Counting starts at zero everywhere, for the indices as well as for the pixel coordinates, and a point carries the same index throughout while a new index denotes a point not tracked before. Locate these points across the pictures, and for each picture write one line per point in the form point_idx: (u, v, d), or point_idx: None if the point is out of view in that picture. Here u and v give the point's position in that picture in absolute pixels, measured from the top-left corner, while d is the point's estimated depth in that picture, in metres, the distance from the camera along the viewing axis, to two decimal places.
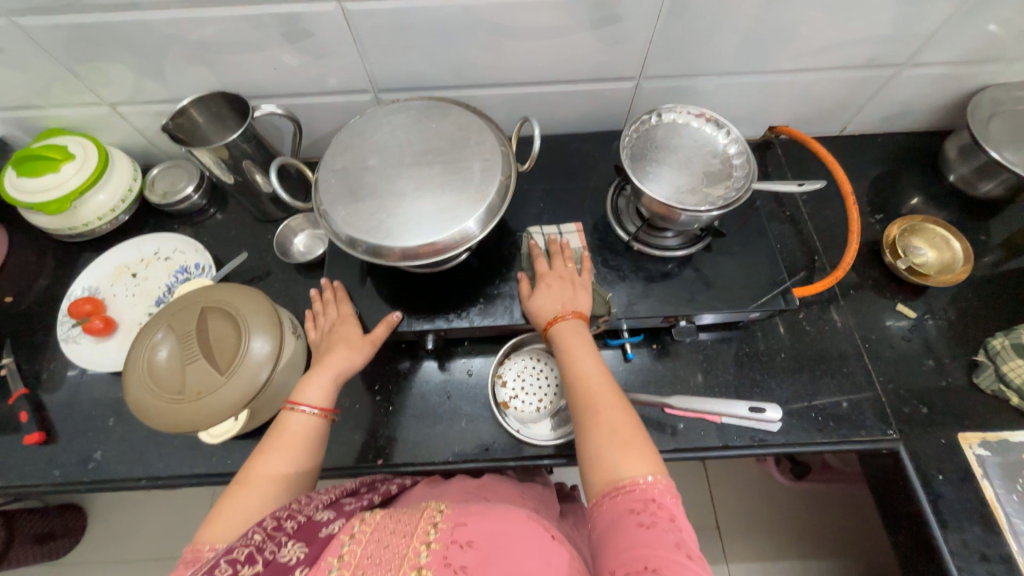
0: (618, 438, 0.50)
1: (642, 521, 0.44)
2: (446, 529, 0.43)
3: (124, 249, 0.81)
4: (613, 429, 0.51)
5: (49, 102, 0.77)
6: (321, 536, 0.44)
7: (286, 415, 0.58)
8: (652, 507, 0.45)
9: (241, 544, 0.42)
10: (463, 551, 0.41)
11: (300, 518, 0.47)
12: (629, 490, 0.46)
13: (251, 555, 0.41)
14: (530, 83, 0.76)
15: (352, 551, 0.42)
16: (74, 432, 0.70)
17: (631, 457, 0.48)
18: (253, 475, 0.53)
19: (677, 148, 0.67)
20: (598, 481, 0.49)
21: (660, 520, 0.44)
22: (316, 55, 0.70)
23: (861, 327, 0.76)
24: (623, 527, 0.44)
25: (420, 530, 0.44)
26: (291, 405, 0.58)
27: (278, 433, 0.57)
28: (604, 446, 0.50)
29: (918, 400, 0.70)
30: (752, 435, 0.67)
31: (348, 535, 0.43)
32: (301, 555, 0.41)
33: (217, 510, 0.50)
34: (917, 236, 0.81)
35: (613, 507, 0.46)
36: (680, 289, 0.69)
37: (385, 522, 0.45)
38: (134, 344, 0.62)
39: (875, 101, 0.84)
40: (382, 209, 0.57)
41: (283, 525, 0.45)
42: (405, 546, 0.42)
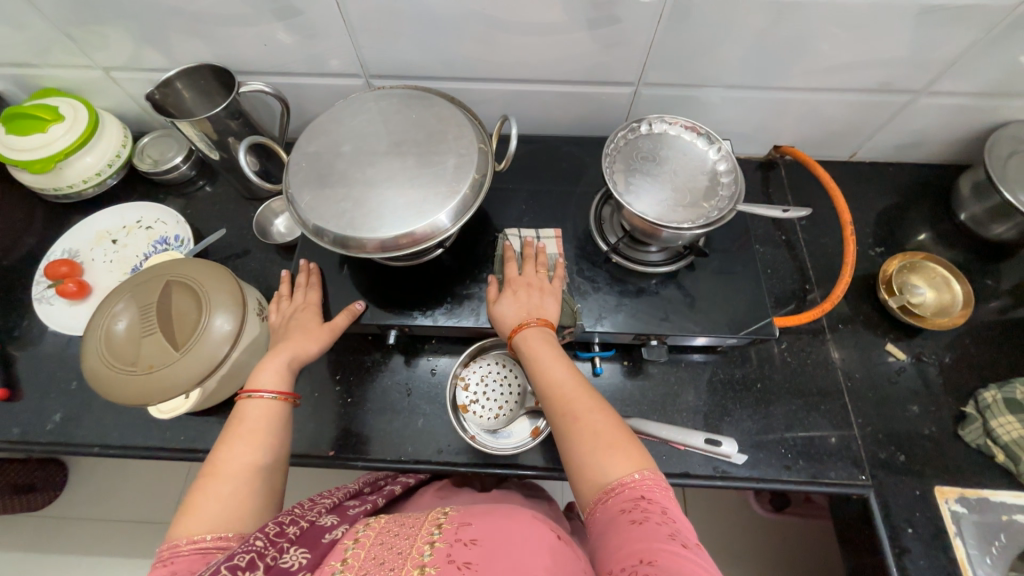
0: (598, 442, 0.48)
1: (633, 519, 0.42)
2: (450, 529, 0.45)
3: (108, 215, 0.81)
4: (592, 434, 0.49)
5: (44, 62, 0.77)
6: (323, 542, 0.45)
7: (243, 404, 0.56)
8: (643, 504, 0.43)
9: (242, 550, 0.41)
10: (467, 548, 0.42)
11: (303, 523, 0.48)
12: (618, 492, 0.45)
13: (252, 561, 0.40)
14: (524, 80, 0.74)
15: (355, 554, 0.43)
16: (38, 392, 0.70)
17: (615, 458, 0.47)
18: (222, 465, 0.50)
19: (666, 160, 0.65)
20: (587, 489, 0.47)
21: (652, 515, 0.42)
22: (307, 34, 0.69)
23: (846, 365, 0.72)
24: (615, 528, 0.42)
25: (424, 531, 0.45)
26: (246, 394, 0.56)
27: (239, 423, 0.54)
28: (587, 452, 0.48)
29: (897, 446, 0.67)
30: (715, 466, 0.64)
31: (351, 541, 0.45)
32: (303, 561, 0.42)
33: (188, 505, 0.47)
34: (917, 274, 0.77)
35: (604, 512, 0.44)
36: (655, 307, 0.66)
37: (388, 526, 0.47)
38: (95, 312, 0.61)
39: (888, 129, 0.80)
40: (351, 197, 0.56)
41: (285, 532, 0.45)
42: (410, 546, 0.43)
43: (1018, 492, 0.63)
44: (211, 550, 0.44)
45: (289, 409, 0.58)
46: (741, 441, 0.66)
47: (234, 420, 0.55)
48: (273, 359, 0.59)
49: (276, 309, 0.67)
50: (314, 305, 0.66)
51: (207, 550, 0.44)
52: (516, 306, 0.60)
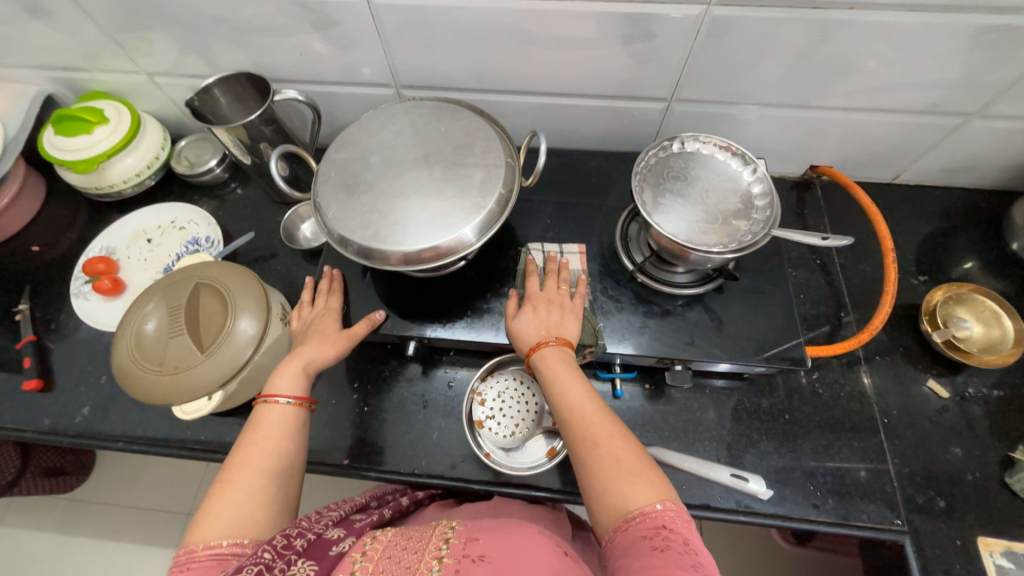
0: (618, 468, 0.46)
1: (655, 545, 0.40)
2: (457, 545, 0.45)
3: (144, 214, 0.84)
4: (612, 460, 0.47)
5: (94, 67, 0.80)
6: (331, 554, 0.45)
7: (262, 408, 0.57)
8: (665, 532, 0.41)
9: (251, 561, 0.40)
10: (475, 565, 0.42)
11: (309, 535, 0.46)
12: (638, 521, 0.43)
13: (261, 573, 0.39)
14: (555, 94, 0.73)
15: (363, 567, 0.44)
16: (69, 383, 0.73)
17: (636, 485, 0.45)
18: (236, 471, 0.50)
19: (699, 179, 0.63)
20: (605, 516, 0.45)
21: (674, 544, 0.40)
22: (342, 45, 0.70)
23: (882, 400, 0.69)
24: (635, 555, 0.40)
25: (432, 547, 0.46)
26: (263, 399, 0.57)
27: (257, 427, 0.55)
28: (606, 479, 0.46)
29: (936, 490, 0.62)
30: (738, 499, 0.62)
31: (359, 554, 0.45)
32: (313, 573, 0.42)
33: (203, 511, 0.47)
34: (962, 307, 0.72)
35: (623, 540, 0.43)
36: (681, 330, 0.64)
37: (394, 541, 0.48)
38: (127, 313, 0.63)
39: (936, 151, 0.76)
40: (376, 208, 0.56)
41: (293, 543, 0.44)
42: (417, 561, 0.44)
43: None
44: (226, 557, 0.44)
45: (305, 417, 0.58)
46: (767, 475, 0.63)
47: (253, 426, 0.55)
48: (290, 364, 0.59)
49: (298, 312, 0.68)
50: (333, 311, 0.66)
51: (222, 557, 0.44)
52: (537, 323, 0.59)
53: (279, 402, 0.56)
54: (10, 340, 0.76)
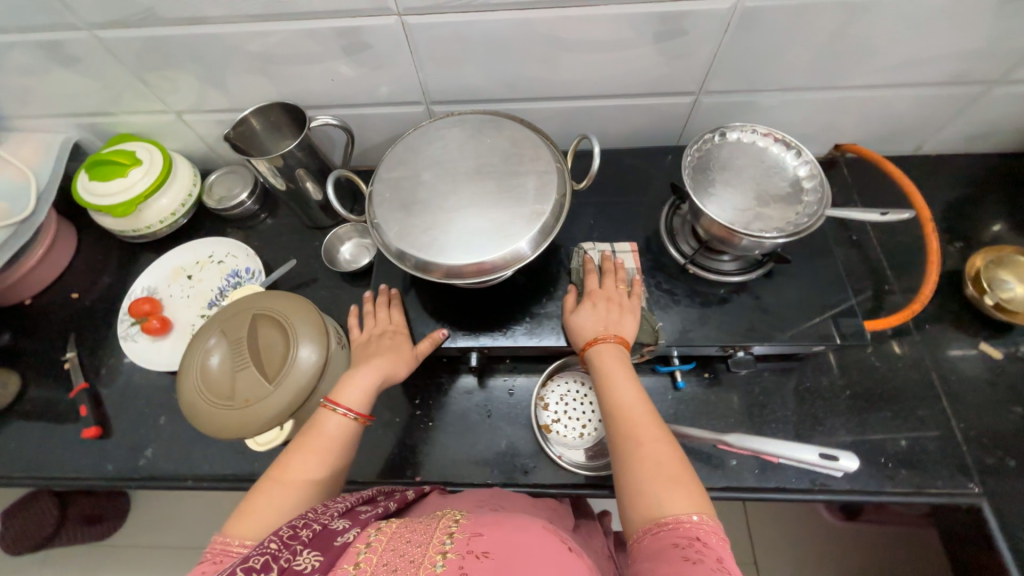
0: (658, 473, 0.46)
1: (687, 556, 0.39)
2: (462, 539, 0.41)
3: (181, 251, 0.84)
4: (654, 463, 0.47)
5: (120, 109, 0.80)
6: (335, 545, 0.41)
7: (322, 414, 0.57)
8: (697, 545, 0.41)
9: (257, 552, 0.40)
10: (479, 562, 0.38)
11: (316, 527, 0.44)
12: (671, 527, 0.42)
13: (267, 564, 0.39)
14: (585, 97, 0.75)
15: (367, 558, 0.39)
16: (128, 428, 0.72)
17: (674, 493, 0.45)
18: (285, 473, 0.52)
19: (742, 168, 0.64)
20: (635, 515, 0.45)
21: (707, 559, 0.39)
22: (373, 67, 0.70)
23: (937, 366, 0.70)
24: (663, 562, 0.40)
25: (436, 540, 0.41)
26: (329, 404, 0.57)
27: (313, 435, 0.55)
28: (645, 479, 0.47)
29: (1004, 450, 0.64)
30: (812, 479, 0.63)
31: (364, 545, 0.40)
32: (315, 564, 0.39)
33: (249, 505, 0.50)
34: (1005, 269, 0.74)
35: (653, 543, 0.42)
36: (739, 317, 0.65)
37: (400, 531, 0.43)
38: (189, 348, 0.63)
39: (958, 121, 0.78)
40: (435, 224, 0.57)
41: (299, 534, 0.43)
42: (421, 555, 0.39)
43: None
44: None
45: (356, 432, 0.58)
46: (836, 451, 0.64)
47: (306, 432, 0.56)
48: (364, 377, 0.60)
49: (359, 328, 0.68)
50: (400, 329, 0.66)
51: None
52: (591, 323, 0.60)
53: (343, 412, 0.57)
54: (63, 390, 0.76)
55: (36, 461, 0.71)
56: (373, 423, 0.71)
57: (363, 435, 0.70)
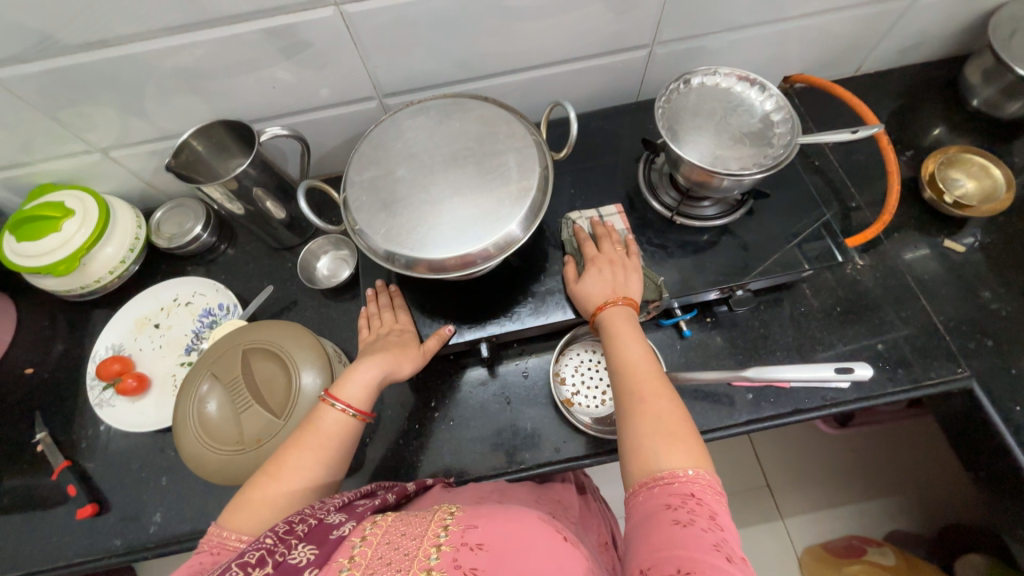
0: (659, 429, 0.47)
1: (678, 518, 0.40)
2: (457, 531, 0.41)
3: (141, 300, 0.77)
4: (656, 418, 0.48)
5: (34, 157, 0.72)
6: (331, 538, 0.41)
7: (320, 409, 0.54)
8: (691, 503, 0.41)
9: (250, 549, 0.40)
10: (473, 554, 0.39)
11: (311, 522, 0.44)
12: (667, 483, 0.43)
13: (262, 558, 0.39)
14: (541, 65, 0.73)
15: (362, 552, 0.39)
16: (128, 497, 0.67)
17: (673, 449, 0.45)
18: (281, 467, 0.50)
19: (711, 111, 0.64)
20: (634, 469, 0.46)
21: (699, 518, 0.40)
22: (315, 66, 0.66)
23: (910, 269, 0.74)
24: (657, 519, 0.41)
25: (431, 532, 0.41)
26: (329, 399, 0.54)
27: (311, 430, 0.52)
28: (644, 434, 0.47)
29: (981, 333, 0.69)
30: (823, 395, 0.67)
31: (359, 539, 0.41)
32: (311, 557, 0.39)
33: (244, 495, 0.49)
34: (954, 168, 0.80)
35: (649, 498, 0.43)
36: (731, 258, 0.67)
37: (395, 524, 0.43)
38: (179, 398, 0.59)
39: (891, 36, 0.82)
40: (423, 220, 0.54)
41: (296, 529, 0.42)
42: (416, 547, 0.40)
43: None
44: None
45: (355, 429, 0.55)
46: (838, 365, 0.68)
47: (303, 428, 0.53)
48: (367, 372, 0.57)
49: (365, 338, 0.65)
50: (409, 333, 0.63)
51: None
52: (595, 287, 0.60)
53: (342, 408, 0.54)
54: (41, 475, 0.69)
55: (31, 554, 0.65)
56: (393, 434, 0.69)
57: (384, 450, 0.68)
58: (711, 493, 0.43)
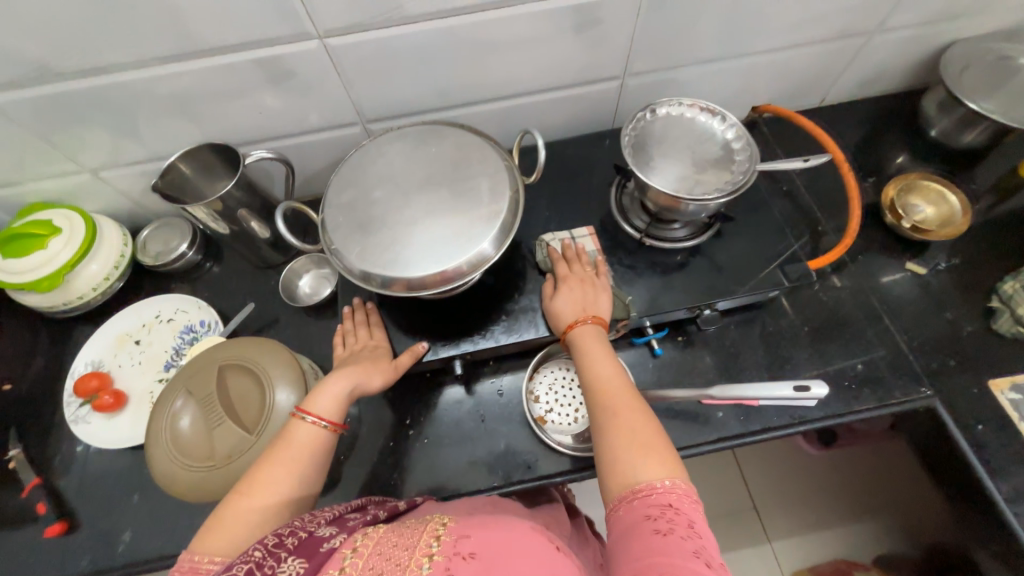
0: (634, 442, 0.48)
1: (658, 527, 0.41)
2: (448, 542, 0.41)
3: (124, 317, 0.78)
4: (629, 432, 0.49)
5: (25, 177, 0.74)
6: (321, 550, 0.41)
7: (292, 423, 0.55)
8: (669, 513, 0.42)
9: (240, 561, 0.39)
10: (466, 563, 0.39)
11: (301, 534, 0.43)
12: (646, 495, 0.44)
13: (250, 571, 0.38)
14: (518, 94, 0.76)
15: (354, 563, 0.39)
16: (98, 515, 0.66)
17: (648, 460, 0.46)
18: (255, 485, 0.50)
19: (677, 139, 0.68)
20: (613, 484, 0.47)
21: (678, 527, 0.41)
22: (300, 94, 0.69)
23: (875, 291, 0.77)
24: (637, 532, 0.41)
25: (423, 543, 0.42)
26: (299, 413, 0.55)
27: (284, 444, 0.53)
28: (620, 449, 0.48)
29: (943, 353, 0.71)
30: (791, 413, 0.68)
31: (350, 549, 0.41)
32: (302, 569, 0.38)
33: (217, 518, 0.48)
34: (913, 194, 0.84)
35: (628, 512, 0.44)
36: (699, 278, 0.69)
37: (387, 536, 0.43)
38: (154, 414, 0.59)
39: (851, 70, 0.86)
40: (396, 240, 0.56)
41: (284, 542, 0.42)
42: (409, 557, 0.40)
43: None
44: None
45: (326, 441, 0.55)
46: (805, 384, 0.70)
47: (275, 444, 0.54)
48: (338, 385, 0.58)
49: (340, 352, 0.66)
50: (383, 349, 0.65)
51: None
52: (566, 307, 0.62)
53: (313, 422, 0.55)
54: (10, 492, 0.68)
55: None
56: (368, 451, 0.69)
57: (358, 467, 0.69)
58: (688, 502, 0.43)
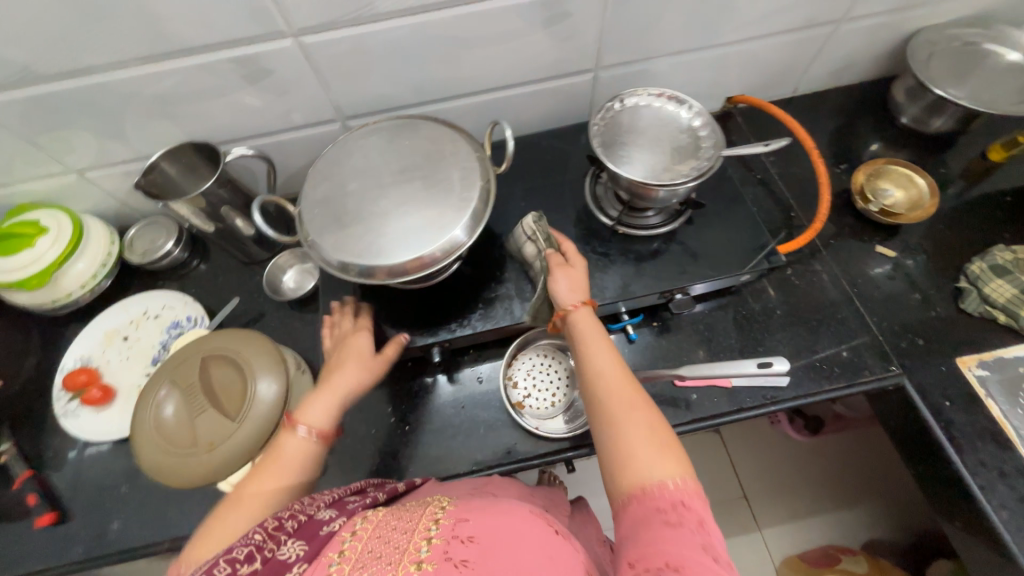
0: (642, 437, 0.47)
1: (669, 521, 0.41)
2: (447, 526, 0.43)
3: (112, 314, 0.80)
4: (637, 426, 0.48)
5: (13, 179, 0.75)
6: (321, 534, 0.43)
7: (282, 435, 0.55)
8: (683, 511, 0.42)
9: (241, 544, 0.42)
10: (464, 547, 0.41)
11: (301, 517, 0.46)
12: (658, 490, 0.44)
13: (251, 554, 0.41)
14: (493, 89, 0.78)
15: (353, 546, 0.42)
16: (89, 506, 0.68)
17: (660, 455, 0.46)
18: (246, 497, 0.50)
19: (646, 128, 0.69)
20: (623, 478, 0.46)
21: (690, 523, 0.41)
22: (279, 92, 0.71)
23: (847, 274, 0.79)
24: (648, 527, 0.42)
25: (421, 527, 0.43)
26: (289, 425, 0.55)
27: (272, 457, 0.53)
28: (629, 443, 0.47)
29: (913, 333, 0.73)
30: (764, 394, 0.69)
31: (349, 533, 0.43)
32: (301, 553, 0.41)
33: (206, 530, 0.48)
34: (883, 179, 0.85)
35: (639, 507, 0.43)
36: (671, 264, 0.71)
37: (386, 520, 0.45)
38: (139, 404, 0.61)
39: (821, 60, 0.88)
40: (371, 231, 0.58)
41: (284, 525, 0.44)
42: (407, 541, 0.42)
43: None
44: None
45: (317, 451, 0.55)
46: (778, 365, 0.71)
47: (264, 457, 0.54)
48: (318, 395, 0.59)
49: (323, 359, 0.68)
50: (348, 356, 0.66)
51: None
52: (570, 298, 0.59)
53: (301, 432, 0.55)
54: (2, 487, 0.70)
55: None
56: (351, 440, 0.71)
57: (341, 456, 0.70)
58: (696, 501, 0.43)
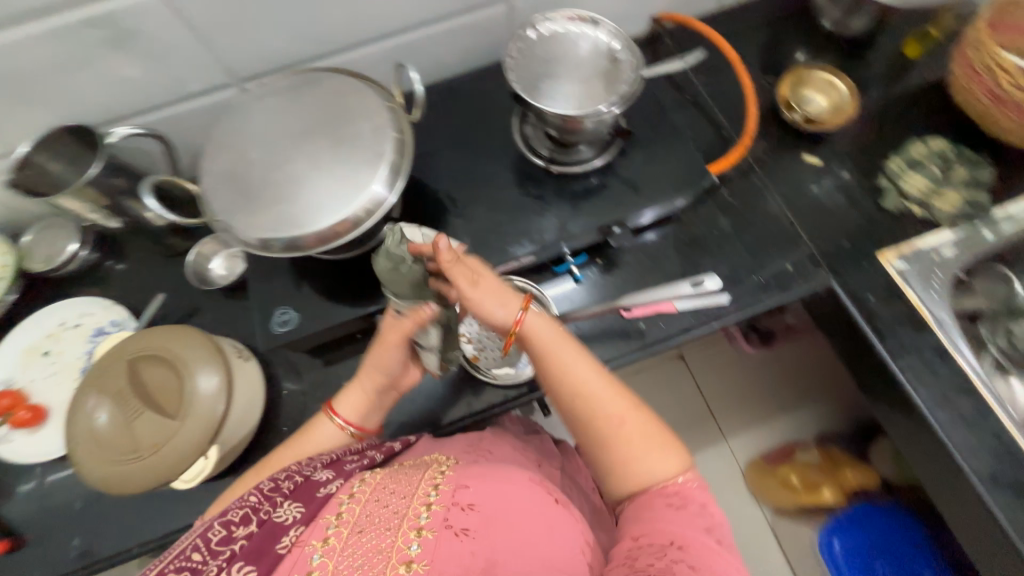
0: (644, 446, 0.53)
1: (675, 505, 0.50)
2: (447, 492, 0.47)
3: (24, 330, 0.74)
4: (634, 438, 0.53)
5: None
6: (318, 497, 0.50)
7: (321, 419, 0.62)
8: (685, 499, 0.51)
9: (238, 508, 0.49)
10: (464, 513, 0.45)
11: (298, 479, 0.53)
12: (665, 488, 0.51)
13: (247, 515, 0.49)
14: (402, 30, 0.72)
15: (349, 509, 0.47)
16: (46, 528, 0.66)
17: (661, 459, 0.53)
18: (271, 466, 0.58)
19: (564, 56, 0.66)
20: (627, 484, 0.53)
21: (693, 506, 0.50)
22: (155, 58, 0.63)
23: (780, 188, 0.80)
24: (657, 511, 0.50)
25: (421, 492, 0.47)
26: (329, 413, 0.61)
27: (308, 441, 0.60)
28: (631, 455, 0.53)
29: (841, 237, 0.76)
30: (708, 315, 0.72)
31: (346, 497, 0.49)
32: (298, 515, 0.48)
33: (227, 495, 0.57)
34: (807, 87, 0.86)
35: (645, 501, 0.51)
36: (608, 198, 0.69)
37: (383, 483, 0.50)
38: (70, 417, 0.58)
39: None
40: (284, 200, 0.54)
41: (281, 487, 0.51)
42: (406, 507, 0.46)
43: (939, 232, 0.75)
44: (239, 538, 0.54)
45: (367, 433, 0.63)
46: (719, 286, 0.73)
47: (299, 438, 0.61)
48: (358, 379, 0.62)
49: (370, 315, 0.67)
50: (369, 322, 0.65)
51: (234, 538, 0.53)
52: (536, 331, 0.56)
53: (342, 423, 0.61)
54: None
55: None
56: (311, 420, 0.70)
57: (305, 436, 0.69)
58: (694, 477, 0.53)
